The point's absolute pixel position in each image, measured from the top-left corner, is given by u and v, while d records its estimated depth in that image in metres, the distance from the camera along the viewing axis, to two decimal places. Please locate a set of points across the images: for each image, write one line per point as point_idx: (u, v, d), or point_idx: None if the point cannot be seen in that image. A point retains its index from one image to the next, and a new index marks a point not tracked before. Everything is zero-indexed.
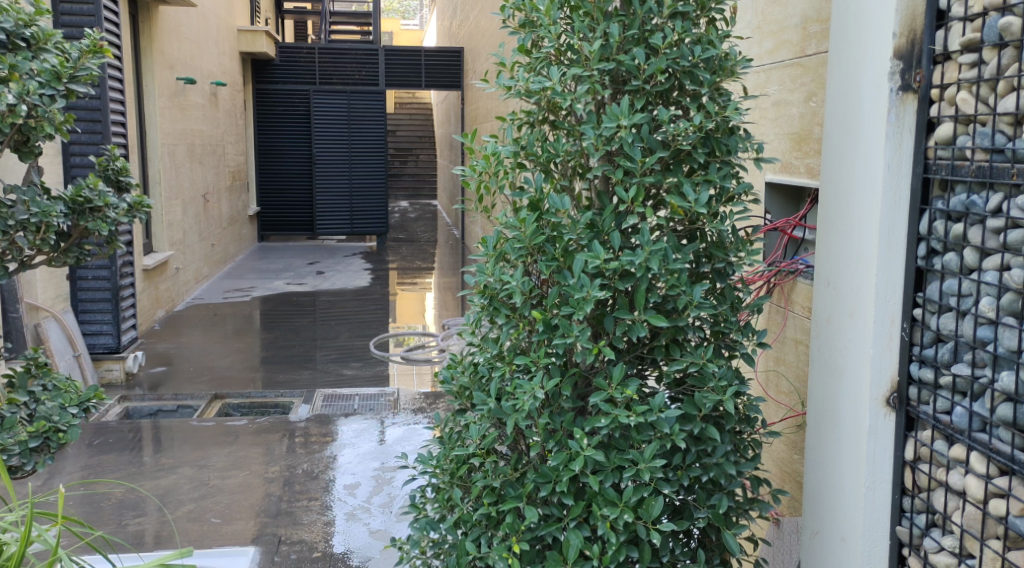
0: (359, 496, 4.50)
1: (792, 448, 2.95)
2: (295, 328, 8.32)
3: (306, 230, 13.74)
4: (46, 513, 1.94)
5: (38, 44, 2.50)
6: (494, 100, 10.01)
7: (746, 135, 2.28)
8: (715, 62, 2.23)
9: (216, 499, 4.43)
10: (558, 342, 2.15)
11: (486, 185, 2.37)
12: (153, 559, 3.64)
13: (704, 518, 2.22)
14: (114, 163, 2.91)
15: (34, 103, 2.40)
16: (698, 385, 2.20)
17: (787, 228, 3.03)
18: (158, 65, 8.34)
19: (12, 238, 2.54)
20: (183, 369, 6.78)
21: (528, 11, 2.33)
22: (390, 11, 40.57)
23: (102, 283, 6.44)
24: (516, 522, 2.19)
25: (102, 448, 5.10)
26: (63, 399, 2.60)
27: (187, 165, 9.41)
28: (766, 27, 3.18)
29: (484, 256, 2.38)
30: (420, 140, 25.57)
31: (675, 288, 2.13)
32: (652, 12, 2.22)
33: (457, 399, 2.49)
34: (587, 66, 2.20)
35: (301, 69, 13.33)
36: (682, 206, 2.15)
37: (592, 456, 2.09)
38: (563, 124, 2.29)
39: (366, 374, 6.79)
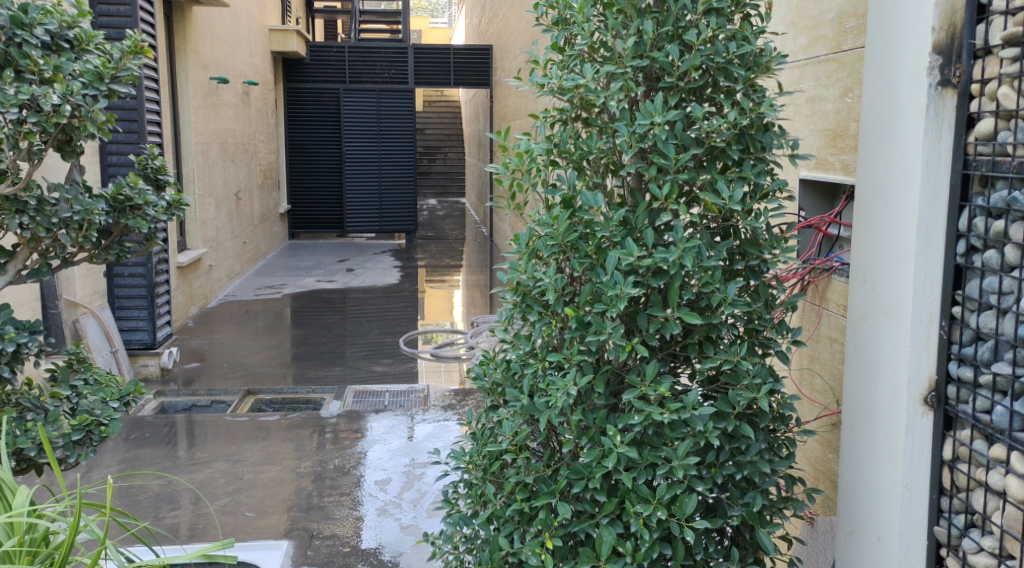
0: (390, 492, 4.53)
1: (826, 447, 2.92)
2: (325, 325, 8.38)
3: (337, 228, 13.83)
4: (93, 505, 2.00)
5: (82, 46, 2.56)
6: (525, 98, 10.02)
7: (781, 131, 2.26)
8: (750, 58, 2.22)
9: (250, 493, 4.48)
10: (590, 339, 2.16)
11: (519, 182, 2.38)
12: (194, 550, 3.70)
13: (738, 517, 2.21)
14: (153, 161, 2.95)
15: (78, 103, 2.43)
16: (733, 383, 2.20)
17: (822, 225, 2.99)
18: (192, 65, 8.45)
19: (54, 236, 2.58)
20: (217, 365, 6.87)
21: (562, 8, 2.33)
22: (419, 10, 40.69)
23: (138, 280, 6.54)
24: (549, 518, 2.20)
25: (139, 442, 5.18)
26: (105, 394, 2.65)
27: (220, 164, 9.52)
28: (801, 22, 3.16)
29: (516, 253, 2.39)
30: (449, 138, 25.62)
31: (709, 285, 2.14)
32: (686, 9, 2.21)
33: (490, 395, 2.51)
34: (621, 64, 2.20)
35: (331, 68, 13.43)
36: (716, 203, 2.14)
37: (625, 453, 2.10)
38: (596, 122, 2.29)
39: (396, 371, 6.84)
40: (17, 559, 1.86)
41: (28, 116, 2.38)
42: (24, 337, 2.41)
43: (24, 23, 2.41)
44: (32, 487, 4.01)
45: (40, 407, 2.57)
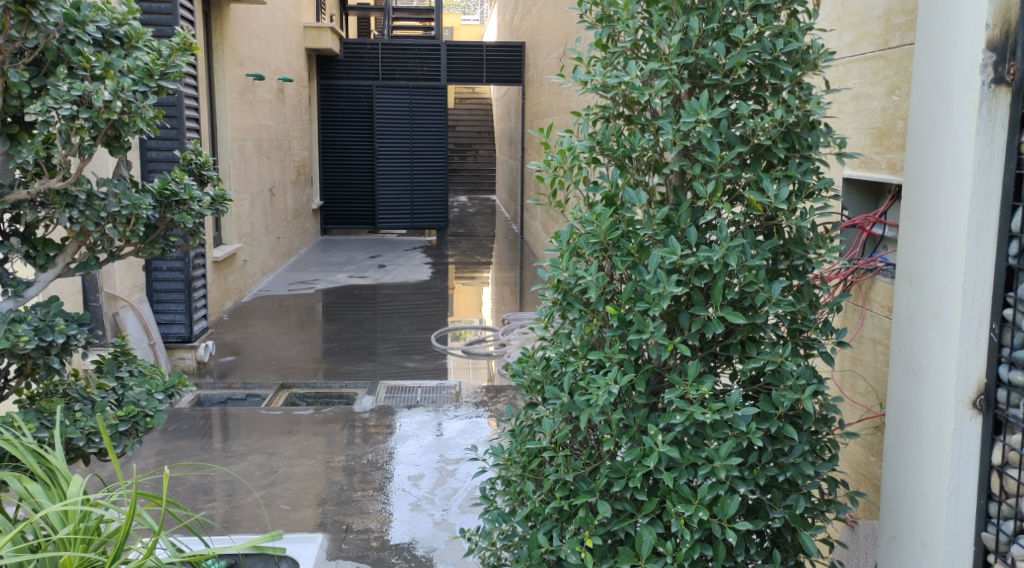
0: (423, 487, 4.55)
1: (869, 450, 2.89)
2: (357, 321, 8.43)
3: (369, 224, 13.89)
4: (150, 495, 2.08)
5: (131, 42, 2.59)
6: (558, 96, 10.00)
7: (828, 129, 2.23)
8: (798, 55, 2.18)
9: (285, 486, 4.53)
10: (632, 338, 2.15)
11: (560, 179, 2.39)
12: (243, 542, 3.69)
13: (781, 518, 2.19)
14: (197, 158, 2.99)
15: (128, 99, 2.45)
16: (776, 383, 2.17)
17: (866, 226, 2.96)
18: (230, 62, 8.55)
19: (102, 230, 2.61)
20: (251, 360, 6.94)
21: (606, 5, 2.31)
22: (452, 7, 40.72)
23: (175, 275, 6.62)
24: (589, 517, 2.20)
25: (176, 434, 5.25)
26: (150, 385, 2.68)
27: (255, 160, 9.61)
28: (847, 18, 3.12)
29: (557, 250, 2.40)
30: (480, 135, 25.64)
31: (753, 285, 2.12)
32: (732, 5, 2.18)
33: (528, 392, 2.51)
34: (665, 61, 2.19)
35: (364, 65, 13.50)
36: (761, 202, 2.12)
37: (666, 452, 2.08)
38: (638, 120, 2.28)
39: (427, 367, 6.86)
40: (72, 546, 1.91)
41: (80, 111, 2.40)
42: (74, 329, 2.45)
43: (77, 19, 2.46)
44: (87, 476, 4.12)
45: (87, 398, 2.61)
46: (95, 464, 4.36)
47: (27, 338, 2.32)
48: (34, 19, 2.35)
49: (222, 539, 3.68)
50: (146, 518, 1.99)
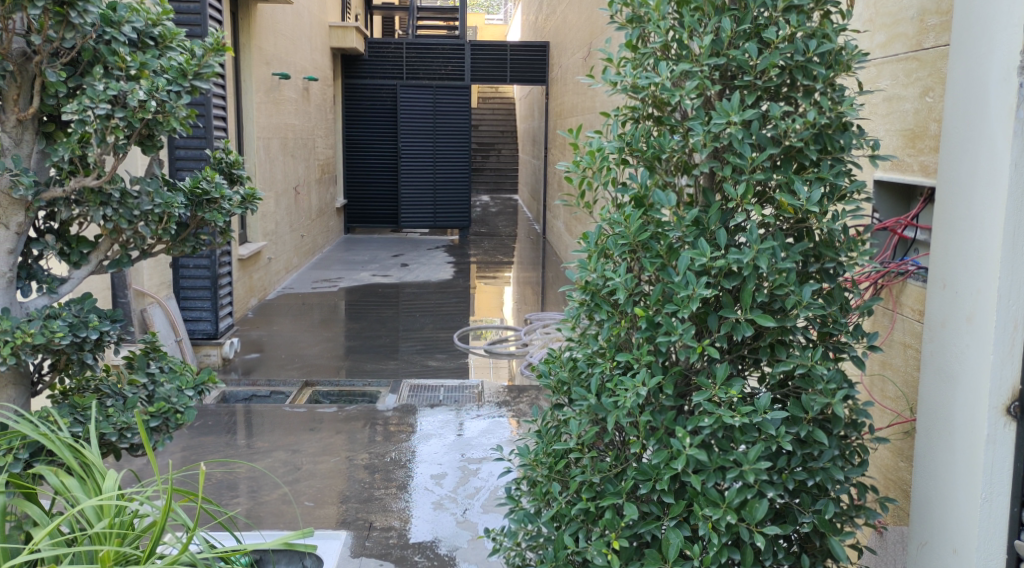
0: (446, 486, 4.56)
1: (898, 455, 2.86)
2: (380, 319, 8.47)
3: (392, 223, 13.94)
4: (184, 489, 2.11)
5: (165, 43, 2.63)
6: (584, 95, 9.96)
7: (860, 131, 2.21)
8: (831, 56, 2.17)
9: (309, 483, 4.55)
10: (661, 340, 2.14)
11: (589, 180, 2.39)
12: (272, 538, 3.73)
13: (809, 523, 2.17)
14: (228, 156, 3.01)
15: (162, 99, 2.48)
16: (806, 387, 2.15)
17: (897, 228, 2.93)
18: (257, 61, 8.62)
19: (135, 228, 2.64)
20: (275, 357, 6.99)
21: (636, 6, 2.30)
22: (476, 6, 40.77)
23: (202, 272, 6.67)
24: (615, 519, 2.20)
25: (202, 430, 5.30)
26: (180, 382, 2.70)
27: (280, 158, 9.68)
28: (879, 19, 3.08)
29: (585, 252, 2.40)
30: (503, 134, 25.66)
31: (783, 288, 2.10)
32: (765, 5, 2.16)
33: (555, 393, 2.51)
34: (697, 62, 2.18)
35: (389, 64, 13.55)
36: (792, 204, 2.10)
37: (694, 455, 2.07)
38: (668, 121, 2.27)
39: (450, 366, 6.88)
40: (108, 540, 1.93)
41: (115, 111, 2.42)
42: (107, 325, 2.47)
43: (113, 20, 2.50)
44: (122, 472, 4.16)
45: (119, 393, 2.65)
46: (125, 459, 4.41)
47: (62, 334, 2.36)
48: (72, 20, 2.38)
49: (252, 535, 3.71)
50: (180, 513, 2.03)
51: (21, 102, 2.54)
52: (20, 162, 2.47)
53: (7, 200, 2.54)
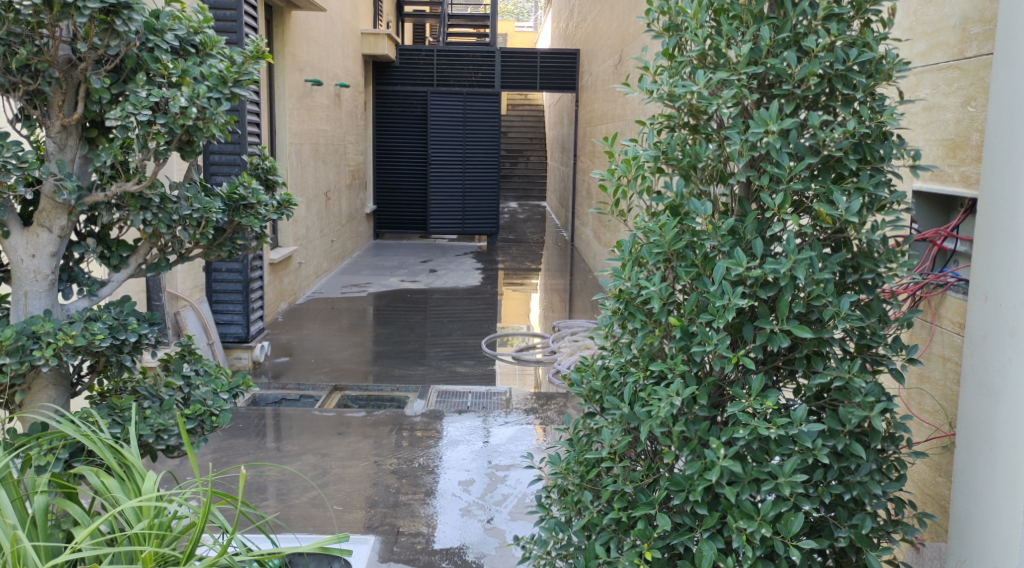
0: (473, 493, 4.56)
1: (936, 470, 2.82)
2: (408, 325, 8.50)
3: (420, 229, 13.99)
4: (224, 492, 2.14)
5: (206, 50, 2.64)
6: (614, 102, 9.93)
7: (901, 141, 2.18)
8: (872, 65, 2.14)
9: (337, 487, 4.58)
10: (695, 349, 2.13)
11: (624, 189, 2.38)
12: (306, 542, 3.74)
13: (845, 538, 2.14)
14: (264, 162, 3.03)
15: (203, 106, 2.50)
16: (843, 400, 2.13)
17: (937, 240, 2.89)
18: (290, 68, 8.72)
19: (174, 232, 2.67)
20: (304, 361, 7.04)
21: (673, 14, 2.30)
22: (506, 13, 40.88)
23: (234, 276, 6.73)
24: (648, 529, 2.19)
25: (233, 432, 5.36)
26: (216, 385, 2.73)
27: (311, 164, 9.76)
28: (919, 27, 3.04)
29: (619, 260, 2.39)
30: (532, 141, 25.70)
31: (821, 298, 2.07)
32: (804, 14, 2.15)
33: (587, 401, 2.51)
34: (735, 70, 2.16)
35: (419, 71, 13.62)
36: (831, 214, 2.07)
37: (728, 467, 2.05)
38: (705, 129, 2.26)
39: (477, 372, 6.88)
40: (147, 541, 1.96)
41: (157, 117, 2.47)
42: (145, 328, 2.51)
43: (156, 28, 2.55)
44: (160, 473, 4.22)
45: (155, 395, 2.68)
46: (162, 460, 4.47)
47: (101, 337, 2.39)
48: (117, 27, 2.42)
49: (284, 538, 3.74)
50: (220, 514, 2.06)
51: (65, 109, 2.59)
52: (64, 167, 2.51)
53: (51, 203, 2.58)
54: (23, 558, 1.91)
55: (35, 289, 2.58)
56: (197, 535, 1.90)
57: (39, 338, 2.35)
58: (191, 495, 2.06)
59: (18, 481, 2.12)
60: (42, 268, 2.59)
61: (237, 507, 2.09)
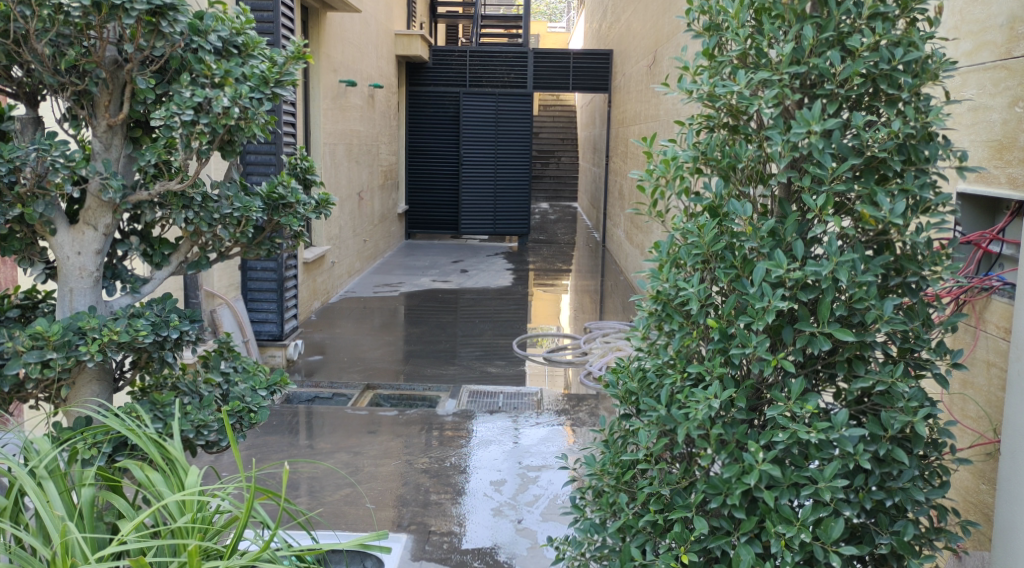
0: (505, 493, 4.56)
1: (979, 477, 2.78)
2: (440, 324, 8.53)
3: (452, 230, 14.02)
4: (266, 489, 2.15)
5: (248, 51, 2.68)
6: (647, 104, 9.88)
7: (947, 142, 2.14)
8: (918, 65, 2.10)
9: (370, 485, 4.60)
10: (735, 351, 2.11)
11: (662, 189, 2.37)
12: (345, 539, 3.76)
13: (886, 545, 2.11)
14: (302, 162, 3.06)
15: (245, 106, 2.52)
16: (885, 404, 2.10)
17: (982, 243, 2.84)
18: (325, 69, 8.77)
19: (215, 231, 2.70)
20: (337, 359, 7.09)
21: (714, 14, 2.30)
22: (538, 13, 40.90)
23: (269, 275, 6.79)
24: (685, 532, 2.18)
25: (268, 429, 5.40)
26: (254, 382, 2.77)
27: (345, 164, 9.82)
28: (964, 27, 3.00)
29: (657, 261, 2.38)
30: (564, 141, 25.68)
31: (864, 301, 2.04)
32: (849, 13, 2.12)
33: (623, 403, 2.49)
34: (777, 70, 2.13)
35: (452, 71, 13.66)
36: (875, 216, 2.04)
37: (767, 471, 2.03)
38: (745, 130, 2.24)
39: (508, 372, 6.88)
40: (190, 535, 1.99)
41: (200, 117, 2.49)
42: (187, 325, 2.54)
43: (200, 29, 2.58)
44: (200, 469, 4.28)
45: (195, 392, 2.71)
46: (202, 456, 4.54)
47: (145, 333, 2.42)
48: (163, 29, 2.46)
49: (322, 535, 3.77)
50: (262, 510, 2.08)
51: (111, 109, 2.63)
52: (109, 166, 2.55)
53: (96, 202, 2.62)
54: (72, 550, 1.95)
55: (80, 286, 2.62)
56: (240, 529, 1.91)
57: (85, 334, 2.39)
58: (233, 491, 2.07)
59: (65, 474, 2.16)
60: (87, 266, 2.63)
61: (279, 504, 2.11)
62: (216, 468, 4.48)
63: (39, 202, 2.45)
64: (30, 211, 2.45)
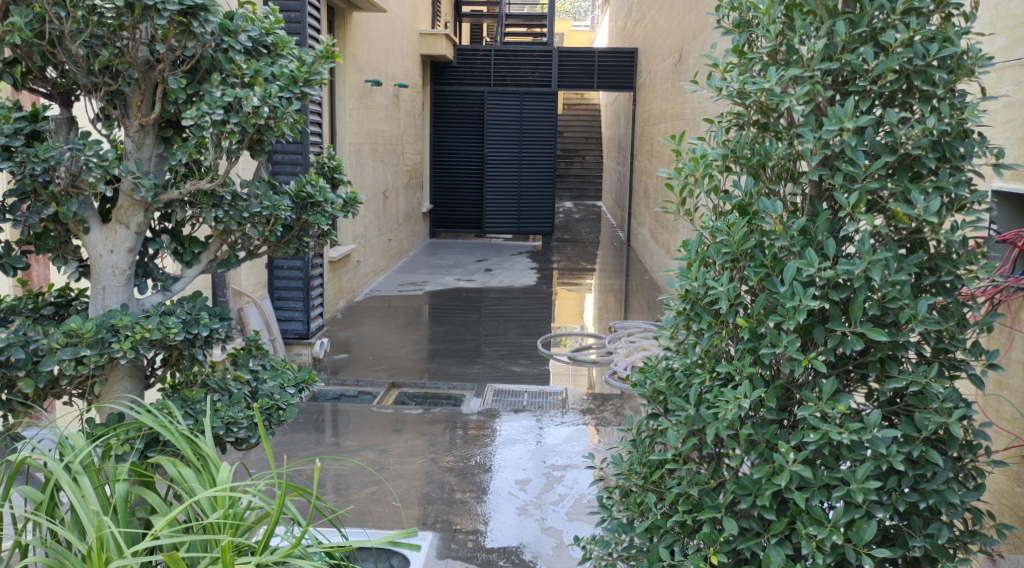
0: (530, 492, 4.56)
1: (1015, 480, 2.76)
2: (464, 323, 8.54)
3: (475, 229, 14.03)
4: (299, 487, 2.15)
5: (277, 50, 2.69)
6: (673, 102, 9.83)
7: (983, 139, 2.11)
8: (954, 60, 2.07)
9: (395, 483, 4.61)
10: (765, 351, 2.09)
11: (691, 188, 2.36)
12: (375, 536, 3.78)
13: (920, 548, 2.08)
14: (330, 161, 3.07)
15: (274, 105, 2.53)
16: (919, 405, 2.07)
17: (1018, 241, 2.79)
18: (351, 69, 8.81)
19: (244, 230, 2.72)
20: (363, 358, 7.13)
21: (744, 10, 2.28)
22: (563, 12, 40.85)
23: (296, 274, 6.84)
24: (714, 533, 2.16)
25: (294, 427, 5.44)
26: (283, 380, 2.78)
27: (370, 163, 9.86)
28: (1000, 22, 2.96)
29: (686, 260, 2.37)
30: (588, 140, 25.64)
31: (897, 300, 2.01)
32: (883, 8, 2.10)
33: (651, 403, 2.47)
34: (809, 67, 2.11)
35: (477, 71, 13.67)
36: (909, 214, 2.01)
37: (799, 472, 2.01)
38: (775, 128, 2.22)
39: (534, 371, 6.88)
40: (222, 530, 1.99)
41: (230, 116, 2.51)
42: (217, 323, 2.56)
43: (230, 30, 2.60)
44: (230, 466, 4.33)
45: (225, 389, 2.73)
46: (231, 453, 4.59)
47: (176, 330, 2.45)
48: (194, 29, 2.48)
49: (352, 532, 3.79)
50: (294, 508, 2.08)
51: (143, 109, 2.66)
52: (142, 166, 2.57)
53: (129, 201, 2.65)
54: (106, 545, 1.96)
55: (112, 284, 2.65)
56: (272, 526, 1.91)
57: (118, 331, 2.41)
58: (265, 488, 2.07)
59: (99, 470, 2.18)
60: (120, 264, 2.66)
61: (312, 502, 2.10)
62: (247, 465, 4.53)
63: (73, 201, 2.48)
64: (64, 210, 2.48)
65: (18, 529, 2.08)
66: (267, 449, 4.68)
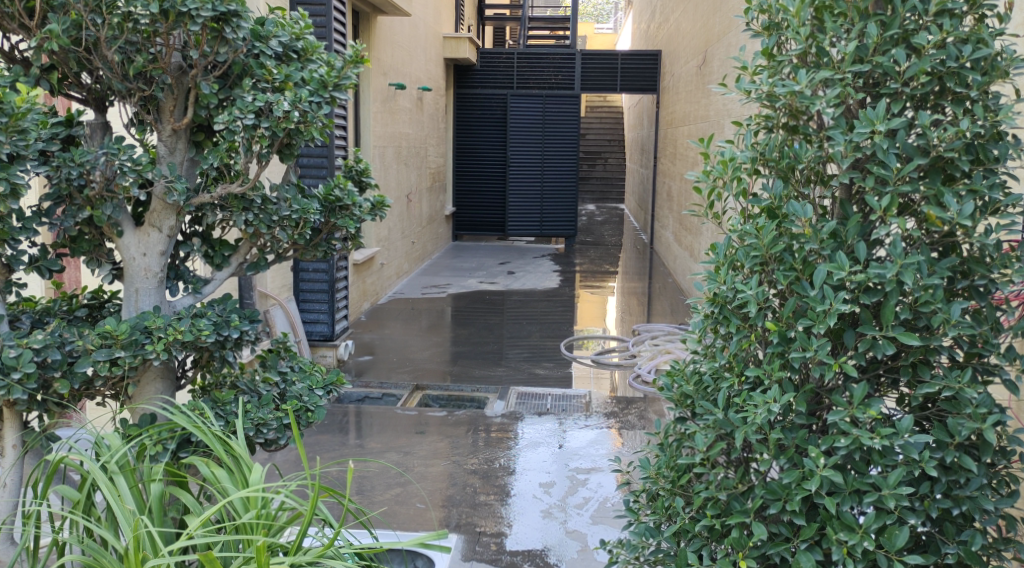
0: (554, 495, 4.55)
1: None
2: (487, 325, 8.55)
3: (498, 231, 14.04)
4: (330, 487, 2.15)
5: (307, 55, 2.73)
6: (697, 105, 9.78)
7: (1017, 141, 2.08)
8: (987, 62, 2.05)
9: (419, 485, 4.62)
10: (795, 354, 2.07)
11: (719, 190, 2.35)
12: (404, 538, 3.79)
13: (953, 554, 2.05)
14: (358, 165, 3.10)
15: (305, 109, 2.54)
16: (952, 410, 2.05)
17: None
18: (375, 73, 8.85)
19: (273, 233, 2.74)
20: (387, 360, 7.15)
21: (774, 13, 2.27)
22: (585, 14, 40.82)
23: (321, 276, 6.87)
24: (743, 538, 2.14)
25: (320, 429, 5.47)
26: (311, 381, 2.80)
27: (394, 166, 9.90)
28: None
29: (714, 263, 2.36)
30: (611, 143, 25.59)
31: (930, 304, 1.98)
32: (915, 10, 2.08)
33: (678, 407, 2.45)
34: (839, 69, 2.10)
35: (499, 74, 13.70)
36: (941, 217, 1.99)
37: (829, 477, 1.99)
38: (805, 131, 2.20)
39: (558, 374, 6.88)
40: (255, 530, 2.00)
41: (261, 121, 2.53)
42: (247, 325, 2.58)
43: (262, 35, 2.63)
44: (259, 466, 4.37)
45: (254, 390, 2.75)
46: (259, 454, 4.64)
47: (208, 332, 2.48)
48: (226, 35, 2.51)
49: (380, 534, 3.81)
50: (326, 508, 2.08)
51: (176, 113, 2.69)
52: (174, 170, 2.60)
53: (161, 204, 2.67)
54: (142, 544, 1.99)
55: (145, 286, 2.69)
56: (304, 526, 1.91)
57: (151, 333, 2.44)
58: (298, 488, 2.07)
59: (134, 469, 2.21)
60: (152, 266, 2.70)
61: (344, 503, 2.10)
62: (276, 465, 4.59)
63: (108, 205, 2.51)
64: (98, 214, 2.49)
65: (55, 528, 2.08)
66: (295, 450, 4.72)
